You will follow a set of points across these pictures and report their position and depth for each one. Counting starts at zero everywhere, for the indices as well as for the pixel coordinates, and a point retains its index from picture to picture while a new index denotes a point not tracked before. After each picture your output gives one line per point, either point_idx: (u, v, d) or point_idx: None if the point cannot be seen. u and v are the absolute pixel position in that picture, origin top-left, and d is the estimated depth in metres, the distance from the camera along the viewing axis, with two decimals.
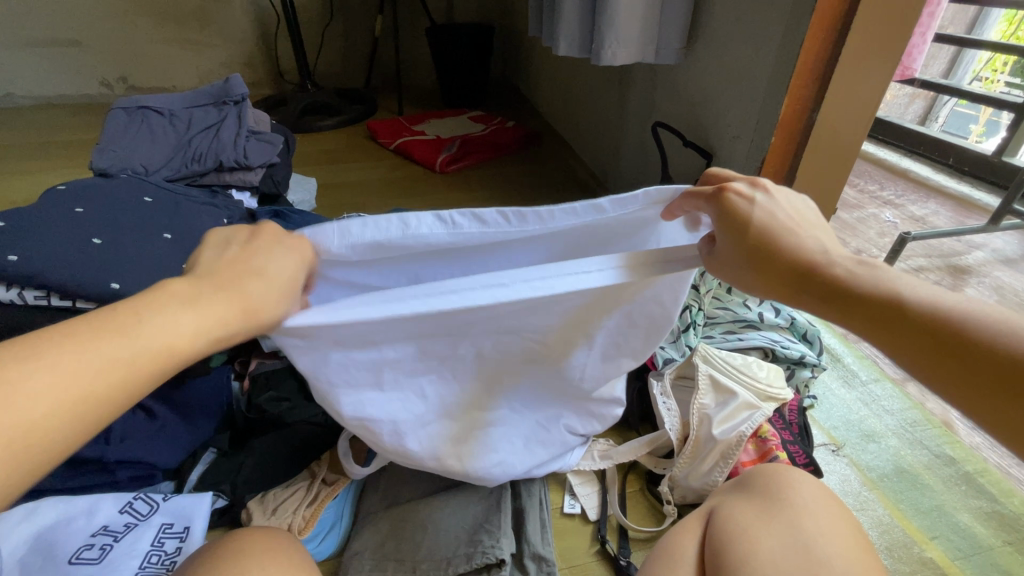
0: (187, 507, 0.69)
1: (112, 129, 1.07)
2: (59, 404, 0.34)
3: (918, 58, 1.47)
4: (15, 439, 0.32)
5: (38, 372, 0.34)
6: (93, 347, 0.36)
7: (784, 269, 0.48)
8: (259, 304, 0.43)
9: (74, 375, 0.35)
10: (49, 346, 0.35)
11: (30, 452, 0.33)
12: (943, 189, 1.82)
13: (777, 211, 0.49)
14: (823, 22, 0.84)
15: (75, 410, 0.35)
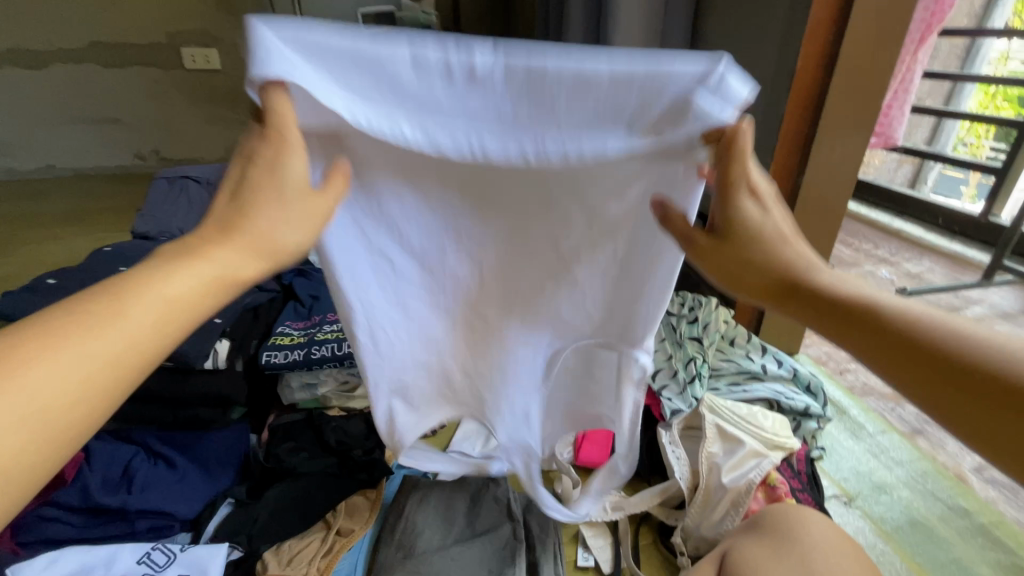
0: (203, 557, 0.69)
1: (155, 197, 1.18)
2: (71, 384, 0.34)
3: (896, 127, 1.58)
4: (59, 415, 0.33)
5: (49, 353, 0.33)
6: (115, 315, 0.36)
7: (772, 283, 0.46)
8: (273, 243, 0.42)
9: (80, 357, 0.34)
10: (49, 329, 0.34)
11: (71, 425, 0.34)
12: (936, 248, 1.91)
13: (774, 223, 0.46)
14: (799, 101, 0.93)
15: (96, 387, 0.35)
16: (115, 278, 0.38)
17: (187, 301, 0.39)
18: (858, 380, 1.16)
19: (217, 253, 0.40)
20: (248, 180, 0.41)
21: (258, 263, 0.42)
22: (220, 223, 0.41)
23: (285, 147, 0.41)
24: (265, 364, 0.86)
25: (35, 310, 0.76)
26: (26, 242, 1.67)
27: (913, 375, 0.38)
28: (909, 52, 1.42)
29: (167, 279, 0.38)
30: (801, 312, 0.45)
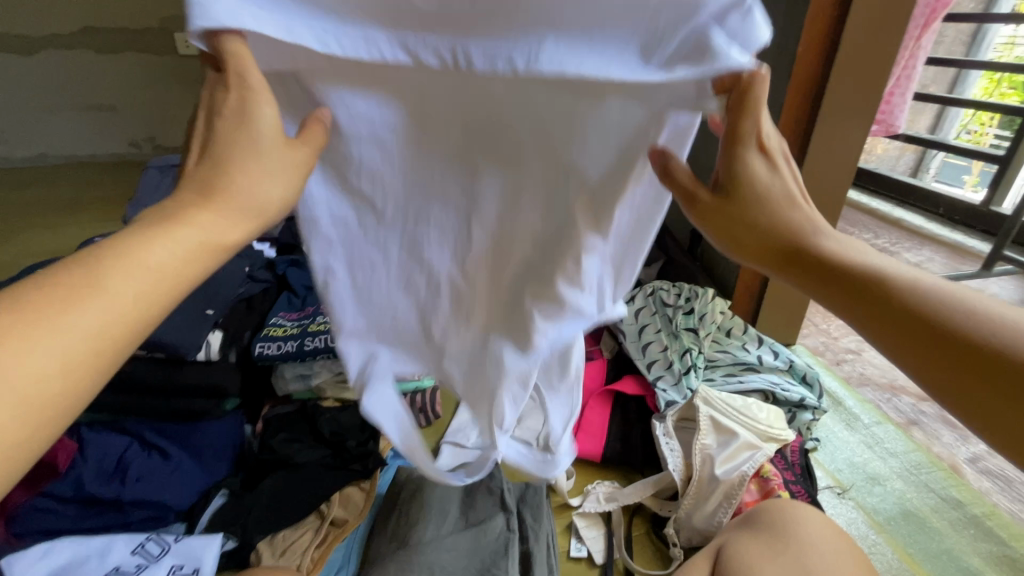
0: (198, 548, 0.69)
1: (146, 186, 1.16)
2: (46, 370, 0.31)
3: (898, 115, 1.56)
4: (28, 412, 0.30)
5: (17, 340, 0.30)
6: (76, 298, 0.32)
7: (775, 251, 0.43)
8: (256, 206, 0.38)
9: (53, 341, 0.31)
10: (10, 313, 0.31)
11: (42, 420, 0.31)
12: (936, 238, 1.90)
13: (783, 182, 0.42)
14: (799, 90, 0.92)
15: (69, 371, 0.32)
16: (92, 248, 0.35)
17: (174, 272, 0.35)
18: (854, 371, 1.16)
19: (195, 219, 0.36)
20: (218, 147, 0.37)
21: (237, 232, 0.38)
22: (185, 197, 0.37)
23: (248, 96, 0.36)
24: (258, 356, 0.86)
25: None
26: (20, 232, 1.66)
27: (923, 353, 0.38)
28: (912, 37, 1.39)
29: (134, 253, 0.34)
30: (803, 282, 0.43)
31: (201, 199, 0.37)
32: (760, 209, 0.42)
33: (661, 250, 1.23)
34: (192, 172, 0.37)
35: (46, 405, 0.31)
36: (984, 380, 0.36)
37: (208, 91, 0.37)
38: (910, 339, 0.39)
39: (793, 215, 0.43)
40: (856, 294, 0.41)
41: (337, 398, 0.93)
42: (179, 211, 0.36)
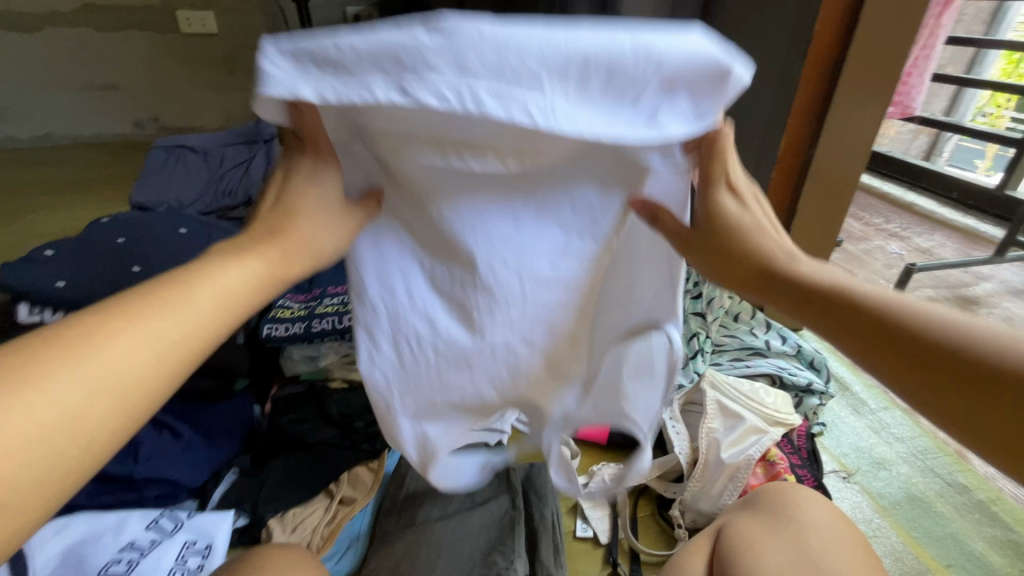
0: (210, 524, 0.70)
1: (152, 167, 1.16)
2: (127, 378, 0.32)
3: (915, 97, 1.52)
4: (103, 411, 0.31)
5: (97, 349, 0.32)
6: (151, 316, 0.34)
7: (750, 270, 0.42)
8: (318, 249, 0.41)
9: (133, 352, 0.32)
10: (93, 324, 0.32)
11: (116, 423, 0.32)
12: (948, 223, 1.87)
13: (754, 207, 0.42)
14: (815, 68, 0.89)
15: (145, 383, 0.33)
16: (164, 275, 0.37)
17: (239, 296, 0.37)
18: None
19: (263, 253, 0.39)
20: (292, 189, 0.41)
21: (302, 262, 0.41)
22: (252, 235, 0.40)
23: (312, 152, 0.40)
24: (266, 337, 0.86)
25: (33, 284, 0.76)
26: (28, 212, 1.67)
27: (922, 378, 0.35)
28: (932, 15, 1.35)
29: (206, 281, 0.36)
30: (778, 299, 0.41)
31: (271, 232, 0.40)
32: (735, 236, 0.42)
33: None
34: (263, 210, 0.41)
35: (116, 419, 0.32)
36: (988, 392, 0.33)
37: (281, 150, 0.41)
38: (886, 353, 0.36)
39: (772, 243, 0.42)
40: (833, 315, 0.39)
41: (345, 380, 0.90)
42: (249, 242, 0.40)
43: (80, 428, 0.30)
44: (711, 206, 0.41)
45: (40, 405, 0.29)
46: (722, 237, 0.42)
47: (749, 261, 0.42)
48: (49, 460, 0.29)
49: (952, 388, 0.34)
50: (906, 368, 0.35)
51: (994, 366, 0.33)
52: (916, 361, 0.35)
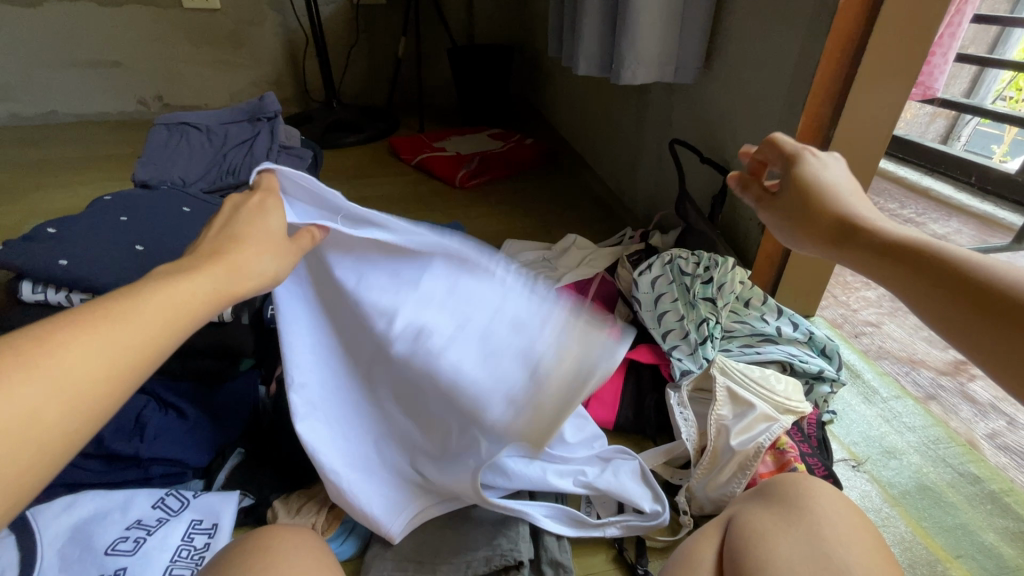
0: (216, 503, 0.71)
1: (154, 145, 1.14)
2: (68, 396, 0.32)
3: (938, 78, 1.47)
4: (42, 429, 0.31)
5: (41, 366, 0.32)
6: (93, 334, 0.34)
7: (829, 225, 0.52)
8: (257, 270, 0.44)
9: (78, 368, 0.33)
10: (36, 341, 0.33)
11: (57, 443, 0.32)
12: (965, 209, 1.83)
13: (840, 181, 0.56)
14: (840, 43, 0.85)
15: (87, 402, 0.33)
16: (105, 295, 0.37)
17: (184, 312, 0.39)
18: (872, 344, 1.16)
19: (207, 271, 0.41)
20: (236, 224, 0.46)
21: (245, 281, 0.43)
22: (195, 259, 0.42)
23: (264, 209, 0.49)
24: (271, 318, 0.87)
25: (35, 263, 0.75)
26: (32, 190, 1.66)
27: (957, 305, 0.42)
28: None
29: (150, 298, 0.38)
30: (854, 252, 0.50)
31: (212, 255, 0.43)
32: (813, 196, 0.54)
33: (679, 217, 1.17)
34: (207, 239, 0.45)
35: (56, 435, 0.32)
36: (997, 321, 0.40)
37: (240, 197, 0.50)
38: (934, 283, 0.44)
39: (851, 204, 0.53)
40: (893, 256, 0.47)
41: None
42: (194, 264, 0.42)
43: (19, 439, 0.30)
44: (801, 177, 0.56)
45: None
46: (803, 196, 0.55)
47: (822, 218, 0.53)
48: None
49: (1017, 323, 0.39)
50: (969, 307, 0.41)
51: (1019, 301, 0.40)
52: (961, 290, 0.42)
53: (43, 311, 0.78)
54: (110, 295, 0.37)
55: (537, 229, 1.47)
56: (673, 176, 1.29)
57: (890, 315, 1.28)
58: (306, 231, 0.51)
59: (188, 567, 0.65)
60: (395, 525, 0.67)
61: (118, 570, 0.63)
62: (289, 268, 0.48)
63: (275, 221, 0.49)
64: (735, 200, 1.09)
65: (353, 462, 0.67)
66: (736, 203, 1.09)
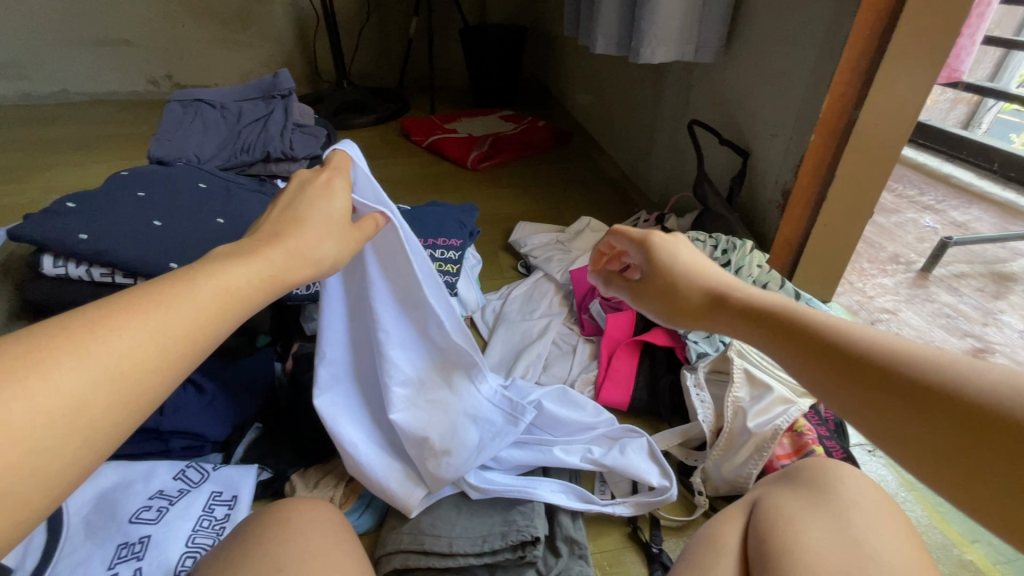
0: (235, 476, 0.72)
1: (169, 121, 1.14)
2: (137, 365, 0.34)
3: (964, 61, 1.43)
4: (111, 395, 0.32)
5: (113, 336, 0.34)
6: (160, 308, 0.36)
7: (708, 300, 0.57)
8: (316, 256, 0.46)
9: (147, 339, 0.35)
10: (109, 314, 0.35)
11: (125, 410, 0.33)
12: (986, 196, 1.79)
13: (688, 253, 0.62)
14: (870, 19, 0.82)
15: (154, 371, 0.35)
16: (172, 274, 0.39)
17: (242, 293, 0.40)
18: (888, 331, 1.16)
19: (265, 256, 0.43)
20: (298, 206, 0.49)
21: (302, 266, 0.45)
22: (256, 243, 0.44)
23: (326, 189, 0.52)
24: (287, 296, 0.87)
25: (55, 237, 0.75)
26: (46, 169, 1.66)
27: (870, 393, 0.41)
28: None
29: (213, 278, 0.39)
30: (733, 320, 0.54)
31: (271, 239, 0.45)
32: (677, 273, 0.60)
33: (697, 199, 1.15)
34: (268, 222, 0.47)
35: (125, 403, 0.33)
36: (916, 409, 0.38)
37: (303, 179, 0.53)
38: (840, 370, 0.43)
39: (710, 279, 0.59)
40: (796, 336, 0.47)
41: None
42: (255, 248, 0.43)
43: (96, 408, 0.32)
44: (655, 260, 0.62)
45: (47, 390, 0.30)
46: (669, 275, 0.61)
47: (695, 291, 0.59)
48: (65, 436, 0.30)
49: (921, 411, 0.38)
50: (824, 368, 0.44)
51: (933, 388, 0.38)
52: (863, 376, 0.41)
53: (63, 285, 0.79)
54: (178, 274, 0.39)
55: (550, 211, 1.46)
56: (690, 158, 1.27)
57: (906, 302, 1.28)
58: (369, 218, 0.54)
59: (210, 536, 0.66)
60: (411, 497, 0.68)
61: (142, 538, 0.64)
62: (348, 254, 0.50)
63: (339, 203, 0.51)
64: (754, 183, 1.07)
65: (360, 440, 0.68)
66: (755, 186, 1.07)
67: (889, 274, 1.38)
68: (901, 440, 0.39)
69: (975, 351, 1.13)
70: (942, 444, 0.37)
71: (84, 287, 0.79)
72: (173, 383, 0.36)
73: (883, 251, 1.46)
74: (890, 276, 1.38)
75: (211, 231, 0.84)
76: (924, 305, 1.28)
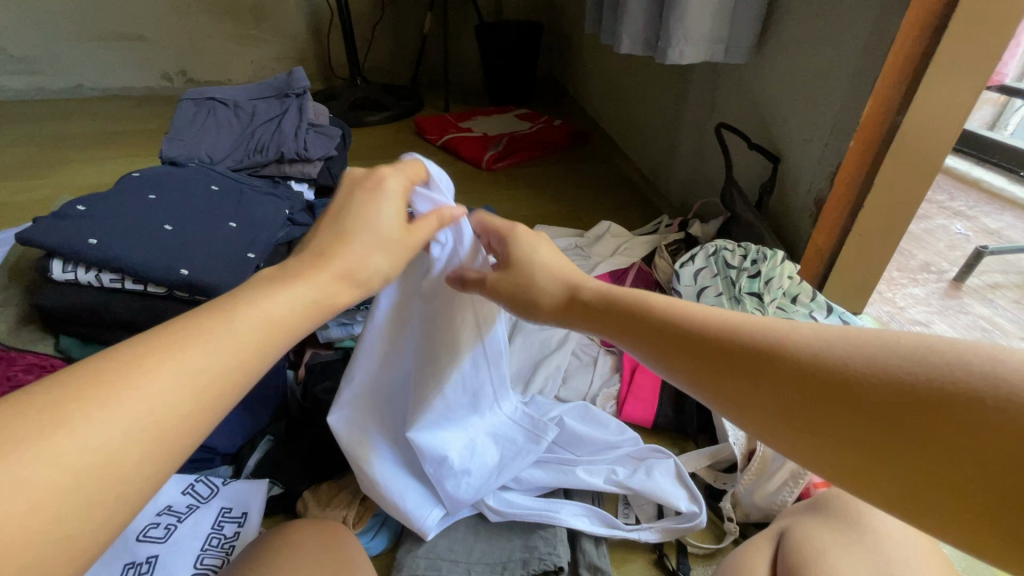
0: (245, 493, 0.69)
1: (181, 120, 1.11)
2: (172, 413, 0.32)
3: (1008, 62, 1.37)
4: (144, 446, 0.31)
5: (146, 382, 0.32)
6: (197, 347, 0.35)
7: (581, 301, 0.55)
8: (363, 274, 0.45)
9: (183, 384, 0.33)
10: (142, 356, 0.33)
11: (160, 459, 0.32)
12: (1019, 202, 1.73)
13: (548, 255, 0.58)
14: (918, 19, 0.77)
15: (189, 417, 0.33)
16: (211, 305, 0.38)
17: (285, 324, 0.39)
18: None
19: (311, 280, 0.42)
20: (348, 212, 0.47)
21: (341, 288, 0.43)
22: (299, 264, 0.43)
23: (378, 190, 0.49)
24: None
25: (64, 241, 0.73)
26: (59, 165, 1.65)
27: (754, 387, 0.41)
28: None
29: (254, 309, 0.38)
30: (605, 321, 0.53)
31: (321, 259, 0.44)
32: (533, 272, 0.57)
33: (724, 206, 1.11)
34: (319, 232, 0.46)
35: (159, 454, 0.32)
36: (804, 399, 0.39)
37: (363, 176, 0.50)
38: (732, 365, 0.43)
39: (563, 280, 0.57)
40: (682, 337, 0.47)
41: None
42: (296, 272, 0.42)
43: (127, 460, 0.30)
44: (516, 258, 0.57)
45: (72, 448, 0.29)
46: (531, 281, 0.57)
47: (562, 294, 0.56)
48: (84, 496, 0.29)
49: (809, 406, 0.38)
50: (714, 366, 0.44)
51: (834, 378, 0.37)
52: (747, 368, 0.42)
53: (73, 290, 0.76)
54: (219, 304, 0.38)
55: (568, 214, 1.42)
56: (716, 162, 1.23)
57: (939, 313, 1.23)
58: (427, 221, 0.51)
59: (219, 556, 0.63)
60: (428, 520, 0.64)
61: (149, 557, 0.61)
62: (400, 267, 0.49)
63: (385, 208, 0.48)
64: (785, 189, 1.03)
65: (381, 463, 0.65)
66: (786, 193, 1.02)
67: (920, 284, 1.33)
68: (785, 421, 0.40)
69: None
70: (810, 421, 0.38)
71: (94, 293, 0.77)
72: (212, 424, 0.35)
73: (914, 259, 1.41)
74: (921, 286, 1.32)
75: (223, 236, 0.82)
76: (959, 317, 1.23)
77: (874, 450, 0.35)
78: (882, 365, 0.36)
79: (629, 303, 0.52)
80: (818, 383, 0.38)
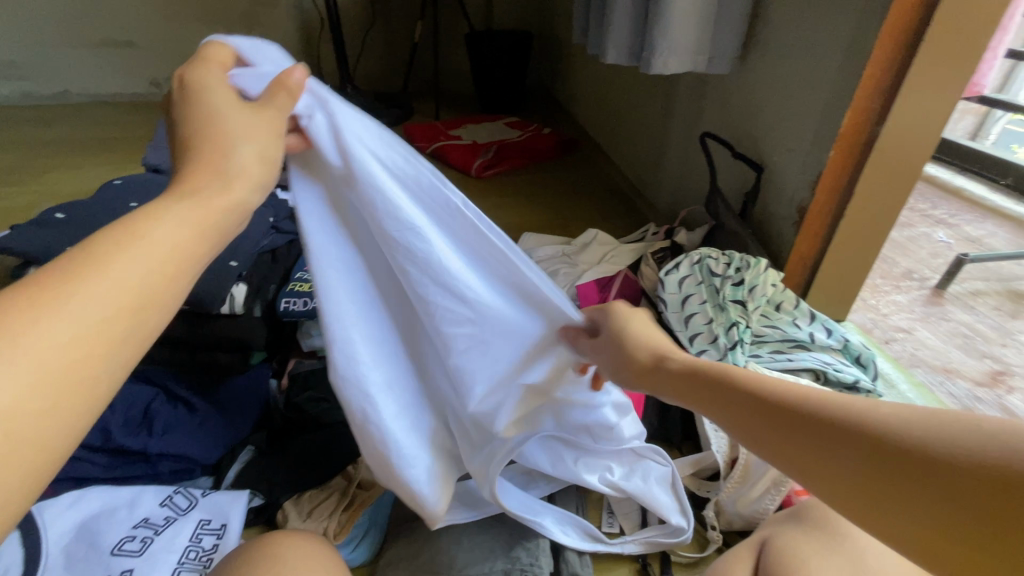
0: (225, 504, 0.69)
1: (166, 127, 1.11)
2: (62, 359, 0.31)
3: (986, 75, 1.40)
4: (41, 395, 0.30)
5: (24, 331, 0.30)
6: (77, 286, 0.32)
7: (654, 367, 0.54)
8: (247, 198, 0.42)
9: (68, 324, 0.31)
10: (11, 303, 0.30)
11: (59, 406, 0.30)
12: (999, 210, 1.76)
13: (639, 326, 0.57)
14: (894, 33, 0.79)
15: (83, 359, 0.32)
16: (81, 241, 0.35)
17: (175, 251, 0.37)
18: (904, 351, 1.14)
19: (196, 204, 0.39)
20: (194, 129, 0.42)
21: (232, 215, 0.41)
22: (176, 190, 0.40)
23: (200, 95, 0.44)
24: (284, 312, 0.84)
25: (42, 249, 0.72)
26: (43, 171, 1.64)
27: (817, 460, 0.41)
28: None
29: (133, 240, 0.35)
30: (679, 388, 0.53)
31: (198, 182, 0.40)
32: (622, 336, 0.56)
33: (709, 214, 1.12)
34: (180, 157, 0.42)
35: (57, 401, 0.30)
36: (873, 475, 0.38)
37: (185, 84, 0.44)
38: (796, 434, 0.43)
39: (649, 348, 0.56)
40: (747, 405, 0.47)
41: None
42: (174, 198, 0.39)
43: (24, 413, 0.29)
44: (612, 325, 0.57)
45: None
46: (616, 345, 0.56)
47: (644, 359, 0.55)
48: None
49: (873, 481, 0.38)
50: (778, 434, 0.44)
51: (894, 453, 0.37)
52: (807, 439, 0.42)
53: None
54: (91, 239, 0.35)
55: (556, 222, 1.43)
56: (702, 170, 1.24)
57: (922, 320, 1.24)
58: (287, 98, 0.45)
59: (195, 569, 0.62)
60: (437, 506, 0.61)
61: (123, 572, 0.60)
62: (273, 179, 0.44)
63: (231, 115, 0.43)
64: (769, 198, 1.04)
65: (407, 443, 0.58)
66: (770, 201, 1.03)
67: (903, 291, 1.35)
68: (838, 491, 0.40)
69: (994, 373, 1.09)
70: (862, 491, 0.38)
71: None
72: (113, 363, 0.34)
73: (897, 267, 1.43)
74: (904, 293, 1.34)
75: None
76: (941, 324, 1.24)
77: (932, 537, 0.35)
78: (967, 447, 0.35)
79: (718, 373, 0.51)
80: (873, 459, 0.38)
